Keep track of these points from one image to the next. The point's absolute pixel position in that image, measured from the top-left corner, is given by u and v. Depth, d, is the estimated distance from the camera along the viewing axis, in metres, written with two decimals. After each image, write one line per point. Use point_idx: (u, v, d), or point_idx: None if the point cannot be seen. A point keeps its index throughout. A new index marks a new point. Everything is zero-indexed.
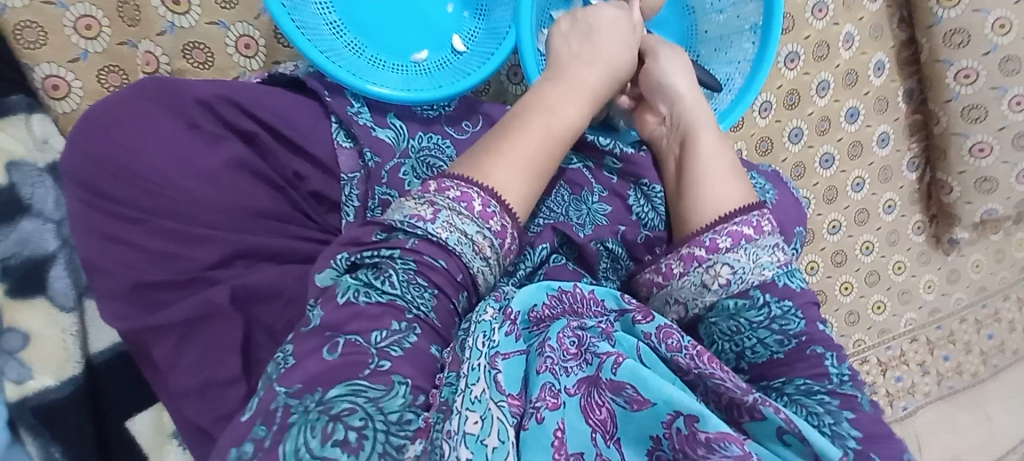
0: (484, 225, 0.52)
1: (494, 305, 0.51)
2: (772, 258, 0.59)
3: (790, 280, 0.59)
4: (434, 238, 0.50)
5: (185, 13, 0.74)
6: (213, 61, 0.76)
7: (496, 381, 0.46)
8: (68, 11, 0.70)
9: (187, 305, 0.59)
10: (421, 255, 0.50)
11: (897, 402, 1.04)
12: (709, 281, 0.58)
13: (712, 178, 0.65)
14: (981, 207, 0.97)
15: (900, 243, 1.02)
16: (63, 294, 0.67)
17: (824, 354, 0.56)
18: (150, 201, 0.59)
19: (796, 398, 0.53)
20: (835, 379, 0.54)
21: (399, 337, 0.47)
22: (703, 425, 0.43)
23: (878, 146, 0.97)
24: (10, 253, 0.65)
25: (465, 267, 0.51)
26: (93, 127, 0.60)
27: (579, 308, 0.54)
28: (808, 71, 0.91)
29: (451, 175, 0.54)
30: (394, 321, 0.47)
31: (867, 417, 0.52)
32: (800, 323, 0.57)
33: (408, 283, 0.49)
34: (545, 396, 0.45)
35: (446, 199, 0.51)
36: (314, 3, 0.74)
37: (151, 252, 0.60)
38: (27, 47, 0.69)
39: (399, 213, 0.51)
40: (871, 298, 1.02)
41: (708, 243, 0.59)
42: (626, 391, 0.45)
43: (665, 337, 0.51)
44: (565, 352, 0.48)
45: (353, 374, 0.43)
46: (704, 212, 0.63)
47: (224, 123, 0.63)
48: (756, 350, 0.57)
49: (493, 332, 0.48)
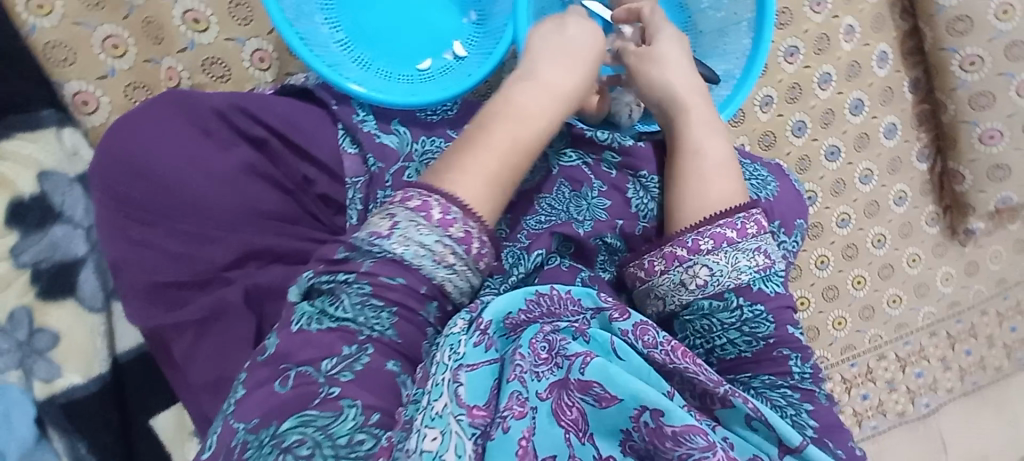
0: (444, 234, 0.52)
1: (466, 317, 0.54)
2: (751, 261, 0.62)
3: (765, 285, 0.62)
4: (389, 255, 0.51)
5: (205, 31, 0.78)
6: (230, 74, 0.80)
7: (458, 395, 0.48)
8: (95, 31, 0.74)
9: (202, 304, 0.64)
10: (376, 277, 0.51)
11: (919, 399, 1.02)
12: (686, 281, 0.62)
13: (696, 180, 0.67)
14: (996, 195, 0.95)
15: (914, 235, 1.00)
16: (92, 295, 0.71)
17: (789, 355, 0.61)
18: (166, 205, 0.63)
19: (762, 391, 0.59)
20: (797, 376, 0.61)
21: (350, 361, 0.48)
22: (668, 418, 0.49)
23: (885, 137, 0.97)
24: (41, 257, 0.70)
25: (427, 280, 0.52)
26: (114, 136, 0.64)
27: (556, 310, 0.57)
28: (810, 64, 0.92)
29: (416, 186, 0.55)
30: (345, 346, 0.49)
31: (824, 409, 0.59)
32: (769, 326, 0.61)
33: (361, 306, 0.50)
34: (512, 405, 0.48)
35: (405, 210, 0.53)
36: (321, 22, 0.78)
37: (167, 253, 0.63)
38: (56, 66, 0.73)
39: (360, 231, 0.53)
40: (886, 291, 1.00)
41: (690, 244, 0.63)
42: (594, 389, 0.50)
43: (642, 334, 0.55)
44: (537, 358, 0.51)
45: (304, 405, 0.45)
46: (691, 212, 0.65)
47: (236, 131, 0.67)
48: (726, 348, 0.62)
49: (459, 345, 0.51)
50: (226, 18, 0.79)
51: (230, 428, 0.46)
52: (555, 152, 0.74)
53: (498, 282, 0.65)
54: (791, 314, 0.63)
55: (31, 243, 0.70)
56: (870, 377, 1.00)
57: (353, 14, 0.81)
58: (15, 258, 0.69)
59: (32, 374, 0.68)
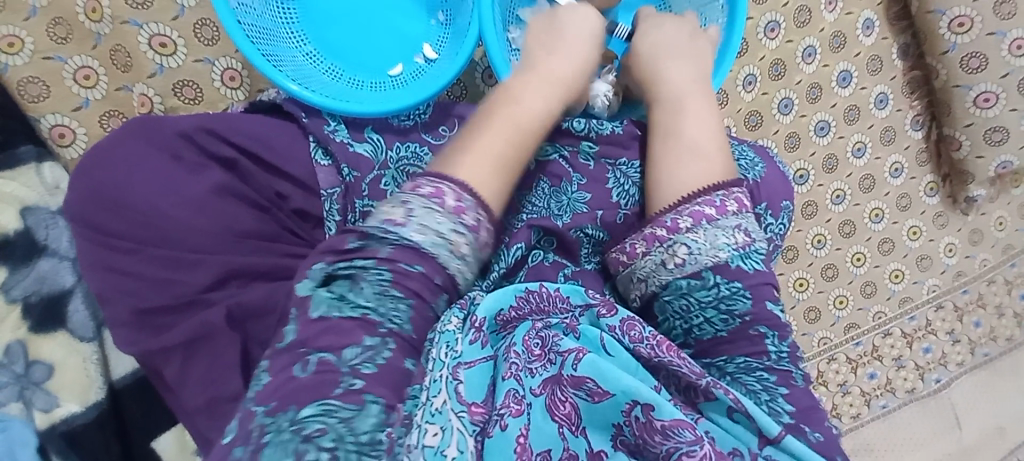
0: (457, 220, 0.51)
1: (460, 315, 0.53)
2: (731, 239, 0.58)
3: (743, 262, 0.57)
4: (407, 243, 0.49)
5: (172, 54, 0.79)
6: (202, 96, 0.80)
7: (457, 392, 0.47)
8: (66, 63, 0.75)
9: (185, 327, 0.63)
10: (395, 263, 0.48)
11: (928, 375, 1.00)
12: (667, 260, 0.58)
13: (674, 162, 0.65)
14: (995, 159, 0.92)
15: (913, 207, 0.97)
16: (82, 326, 0.72)
17: (765, 333, 0.56)
18: (143, 232, 0.63)
19: (737, 376, 0.55)
20: (773, 356, 0.56)
21: (372, 353, 0.45)
22: (658, 413, 0.47)
23: (876, 108, 0.93)
24: (31, 291, 0.71)
25: (442, 269, 0.50)
26: (88, 168, 0.65)
27: (545, 307, 0.57)
28: (792, 39, 0.89)
29: (424, 174, 0.54)
30: (366, 336, 0.46)
31: (799, 391, 0.55)
32: (747, 302, 0.56)
33: (381, 295, 0.47)
34: (509, 403, 0.47)
35: (419, 196, 0.51)
36: (289, 37, 0.79)
37: (148, 280, 0.63)
38: (31, 101, 0.74)
39: (372, 220, 0.50)
40: (887, 267, 0.98)
41: (669, 223, 0.60)
42: (587, 384, 0.49)
43: (629, 329, 0.54)
44: (529, 354, 0.52)
45: (324, 394, 0.42)
46: (673, 190, 0.63)
47: (206, 154, 0.67)
48: (703, 328, 0.57)
49: (456, 342, 0.50)
50: (193, 40, 0.79)
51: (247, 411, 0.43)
52: None
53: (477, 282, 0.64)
54: (772, 291, 0.58)
55: (19, 278, 0.71)
56: (875, 356, 0.98)
57: (320, 26, 0.81)
58: (5, 294, 0.70)
59: (30, 404, 0.68)
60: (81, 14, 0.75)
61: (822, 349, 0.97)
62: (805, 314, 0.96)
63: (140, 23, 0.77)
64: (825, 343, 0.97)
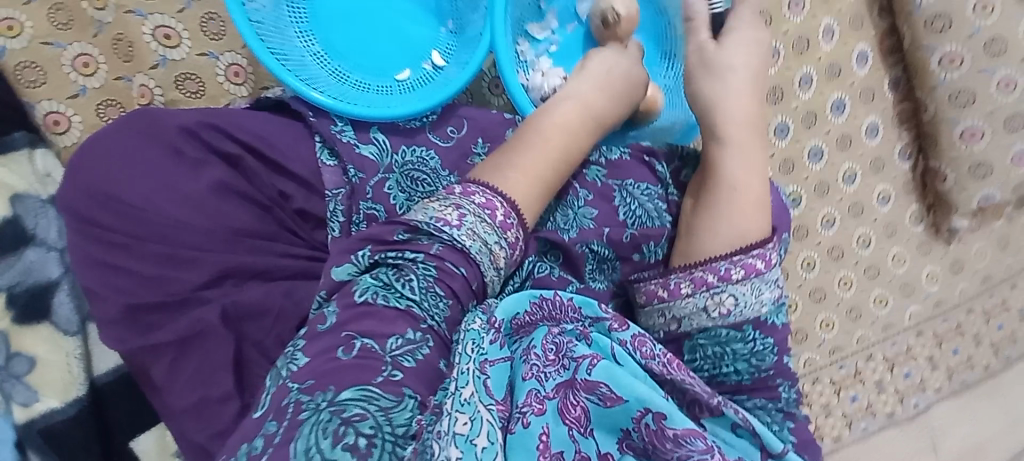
0: (502, 235, 0.54)
1: (482, 317, 0.52)
2: (772, 294, 0.61)
3: (777, 317, 0.61)
4: (453, 246, 0.52)
5: (176, 46, 0.78)
6: (204, 90, 0.79)
7: (486, 386, 0.47)
8: (66, 50, 0.74)
9: (176, 326, 0.62)
10: (442, 261, 0.51)
11: (908, 399, 1.03)
12: (711, 307, 0.60)
13: (731, 208, 0.64)
14: (980, 192, 0.96)
15: (899, 234, 1.00)
16: (67, 320, 0.70)
17: (781, 384, 0.61)
18: (139, 226, 0.62)
19: (752, 411, 0.59)
20: (785, 400, 0.61)
21: (413, 347, 0.47)
22: (671, 421, 0.48)
23: (867, 137, 0.97)
24: (16, 282, 0.69)
25: (480, 273, 0.53)
26: (87, 159, 0.64)
27: (556, 315, 0.56)
28: (791, 66, 0.92)
29: (477, 183, 0.57)
30: (408, 327, 0.48)
31: (802, 427, 0.61)
32: (773, 358, 0.60)
33: (426, 289, 0.50)
34: (530, 401, 0.47)
35: (471, 203, 0.54)
36: (297, 36, 0.78)
37: (142, 276, 0.62)
38: (27, 86, 0.73)
39: (423, 214, 0.53)
40: (872, 291, 1.00)
41: (722, 271, 0.60)
42: (600, 389, 0.50)
43: (640, 345, 0.55)
44: (545, 358, 0.51)
45: (365, 379, 0.44)
46: (722, 236, 0.63)
47: (209, 150, 0.66)
48: (730, 375, 0.60)
49: (482, 340, 0.50)
50: (198, 33, 0.78)
51: (283, 387, 0.44)
52: None
53: None
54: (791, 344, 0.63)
55: (4, 267, 0.69)
56: (858, 379, 1.01)
57: (330, 28, 0.81)
58: None
59: (10, 398, 0.67)
60: (85, 0, 0.74)
61: (808, 370, 0.99)
62: (793, 334, 0.98)
63: (144, 14, 0.76)
64: (811, 363, 0.99)
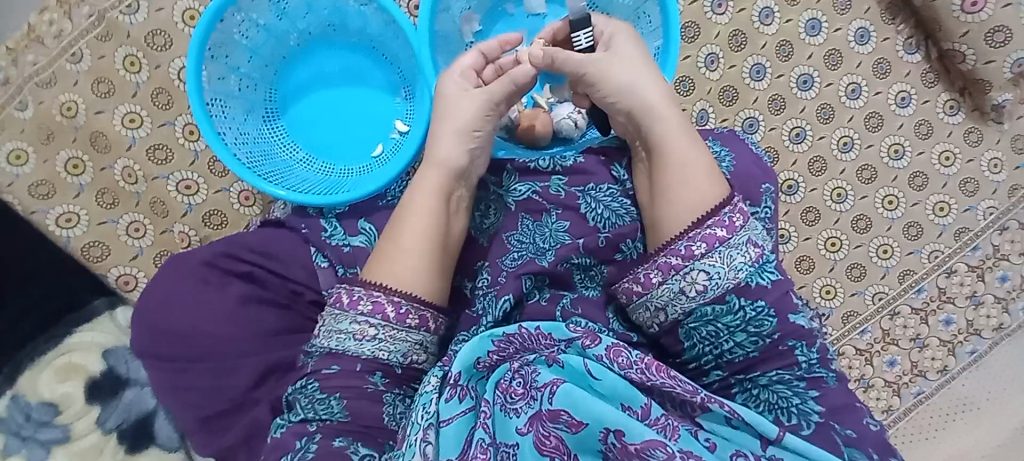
0: (400, 326, 0.57)
1: (439, 373, 0.57)
2: (745, 256, 0.60)
3: (762, 278, 0.61)
4: (324, 350, 0.57)
5: (196, 192, 0.91)
6: (227, 219, 0.92)
7: (423, 456, 0.51)
8: (119, 223, 0.90)
9: (240, 428, 0.72)
10: (319, 371, 0.57)
11: (1014, 306, 0.91)
12: (686, 288, 0.61)
13: (680, 183, 0.65)
14: (1009, 58, 0.83)
15: (937, 132, 0.89)
16: (168, 438, 0.83)
17: (794, 346, 0.61)
18: (190, 352, 0.73)
19: (770, 385, 0.61)
20: (804, 365, 0.61)
21: (298, 456, 0.53)
22: (630, 437, 0.49)
23: (858, 44, 0.89)
24: (121, 419, 0.84)
25: (357, 357, 0.57)
26: (136, 308, 0.75)
27: (530, 344, 0.58)
28: (743, 7, 0.88)
29: (359, 282, 0.59)
30: (297, 440, 0.54)
31: (832, 391, 0.60)
32: (773, 322, 0.61)
33: (311, 402, 0.56)
34: (476, 454, 0.51)
35: (358, 312, 0.57)
36: (280, 149, 0.88)
37: (202, 393, 0.72)
38: (96, 260, 0.89)
39: (325, 335, 0.58)
40: (928, 202, 0.90)
41: (683, 251, 0.61)
42: (562, 417, 0.50)
43: (615, 356, 0.55)
44: (510, 394, 0.54)
45: None
46: (671, 217, 0.64)
47: (226, 272, 0.75)
48: (735, 351, 0.62)
49: (429, 404, 0.54)
50: (210, 175, 0.91)
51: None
52: (505, 190, 0.74)
53: (471, 331, 0.69)
54: (793, 301, 0.61)
55: (110, 410, 0.84)
56: (946, 299, 0.90)
57: (304, 132, 0.90)
58: (102, 426, 0.83)
59: None
60: (122, 181, 0.90)
61: (881, 304, 0.91)
62: (848, 272, 0.90)
63: (167, 175, 0.90)
64: (881, 298, 0.90)
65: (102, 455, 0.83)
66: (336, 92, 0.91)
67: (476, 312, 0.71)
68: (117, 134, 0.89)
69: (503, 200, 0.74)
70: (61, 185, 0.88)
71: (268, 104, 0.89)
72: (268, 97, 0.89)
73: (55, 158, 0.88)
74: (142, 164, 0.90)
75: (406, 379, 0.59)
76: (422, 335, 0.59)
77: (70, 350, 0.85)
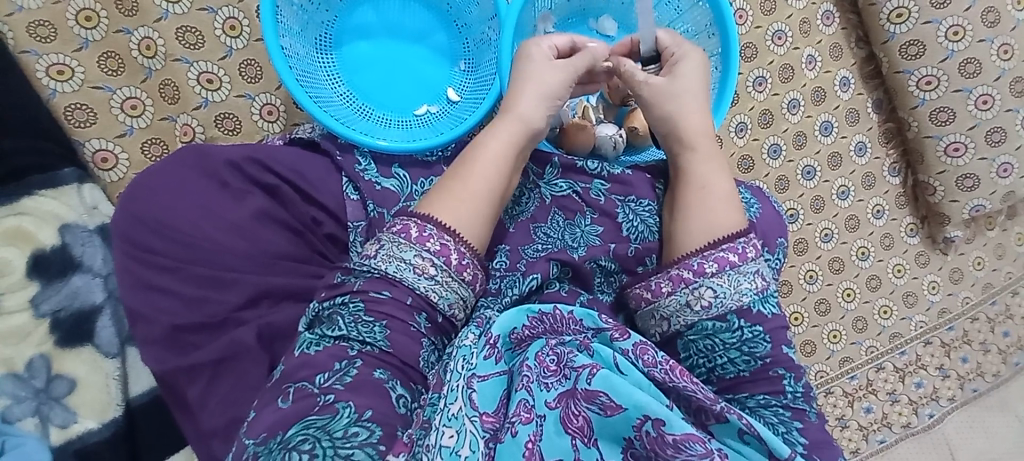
0: (458, 276, 0.60)
1: (475, 332, 0.60)
2: (751, 284, 0.64)
3: (763, 306, 0.64)
4: (376, 273, 0.59)
5: (217, 89, 0.85)
6: (241, 127, 0.86)
7: (471, 400, 0.53)
8: (114, 93, 0.82)
9: (214, 347, 0.66)
10: (367, 293, 0.58)
11: (922, 410, 1.06)
12: (692, 302, 0.64)
13: (706, 208, 0.67)
14: (968, 203, 1.02)
15: (896, 246, 1.05)
16: (108, 343, 0.79)
17: (784, 375, 0.64)
18: (184, 251, 0.67)
19: (757, 409, 0.63)
20: (790, 394, 0.64)
21: (340, 374, 0.54)
22: (669, 427, 0.51)
23: (856, 155, 1.02)
24: (61, 305, 0.79)
25: (411, 290, 0.59)
26: (137, 190, 0.68)
27: (558, 327, 0.61)
28: (777, 92, 0.98)
29: (430, 220, 0.61)
30: (335, 362, 0.55)
31: (813, 426, 0.62)
32: (767, 346, 0.64)
33: (353, 323, 0.57)
34: (519, 411, 0.53)
35: (426, 249, 0.59)
36: (326, 78, 0.85)
37: (183, 298, 0.66)
38: (77, 125, 0.81)
39: (387, 262, 0.59)
40: (876, 302, 1.04)
41: (695, 266, 0.64)
42: (599, 399, 0.53)
43: (641, 353, 0.58)
44: (545, 369, 0.56)
45: (305, 412, 0.51)
46: (695, 235, 0.66)
47: (247, 179, 0.70)
48: (726, 367, 0.64)
49: (472, 356, 0.56)
50: (238, 77, 0.85)
51: (242, 444, 0.51)
52: (546, 182, 0.74)
53: (491, 301, 0.68)
54: (787, 335, 0.65)
55: (51, 293, 0.79)
56: (871, 390, 1.04)
57: (353, 70, 0.87)
58: (36, 308, 0.78)
59: (49, 420, 0.77)
60: (135, 50, 0.82)
61: (820, 382, 1.02)
62: (803, 347, 1.01)
63: (190, 61, 0.84)
64: (822, 375, 1.02)
65: (26, 339, 0.77)
66: (396, 41, 0.89)
67: (494, 287, 0.70)
68: (150, 4, 0.82)
69: (540, 190, 0.74)
70: (65, 33, 0.80)
71: (326, 29, 0.86)
72: (327, 22, 0.86)
73: (69, 2, 0.80)
74: (167, 40, 0.83)
75: (440, 330, 0.61)
76: (468, 291, 0.62)
77: (23, 213, 0.78)
